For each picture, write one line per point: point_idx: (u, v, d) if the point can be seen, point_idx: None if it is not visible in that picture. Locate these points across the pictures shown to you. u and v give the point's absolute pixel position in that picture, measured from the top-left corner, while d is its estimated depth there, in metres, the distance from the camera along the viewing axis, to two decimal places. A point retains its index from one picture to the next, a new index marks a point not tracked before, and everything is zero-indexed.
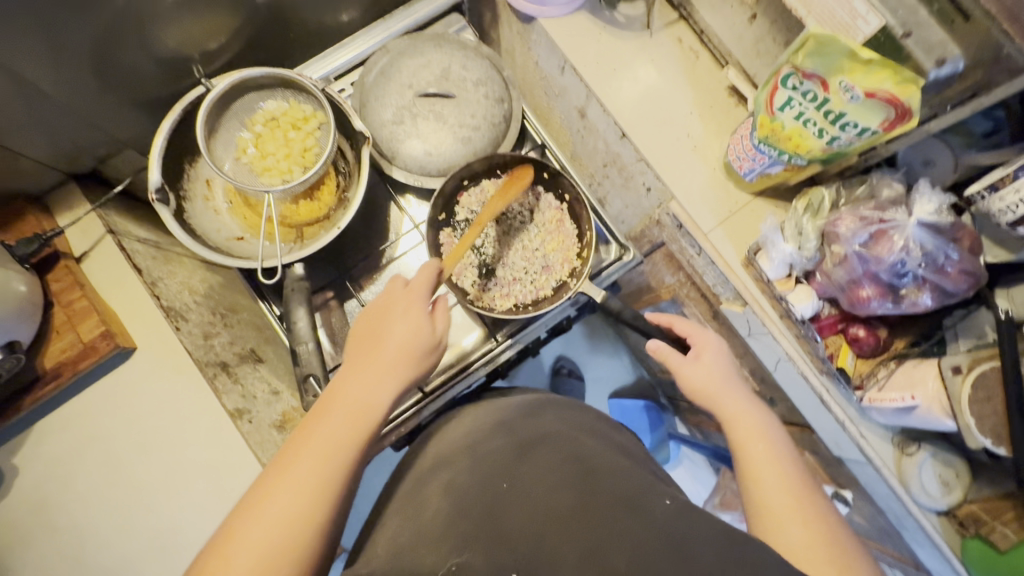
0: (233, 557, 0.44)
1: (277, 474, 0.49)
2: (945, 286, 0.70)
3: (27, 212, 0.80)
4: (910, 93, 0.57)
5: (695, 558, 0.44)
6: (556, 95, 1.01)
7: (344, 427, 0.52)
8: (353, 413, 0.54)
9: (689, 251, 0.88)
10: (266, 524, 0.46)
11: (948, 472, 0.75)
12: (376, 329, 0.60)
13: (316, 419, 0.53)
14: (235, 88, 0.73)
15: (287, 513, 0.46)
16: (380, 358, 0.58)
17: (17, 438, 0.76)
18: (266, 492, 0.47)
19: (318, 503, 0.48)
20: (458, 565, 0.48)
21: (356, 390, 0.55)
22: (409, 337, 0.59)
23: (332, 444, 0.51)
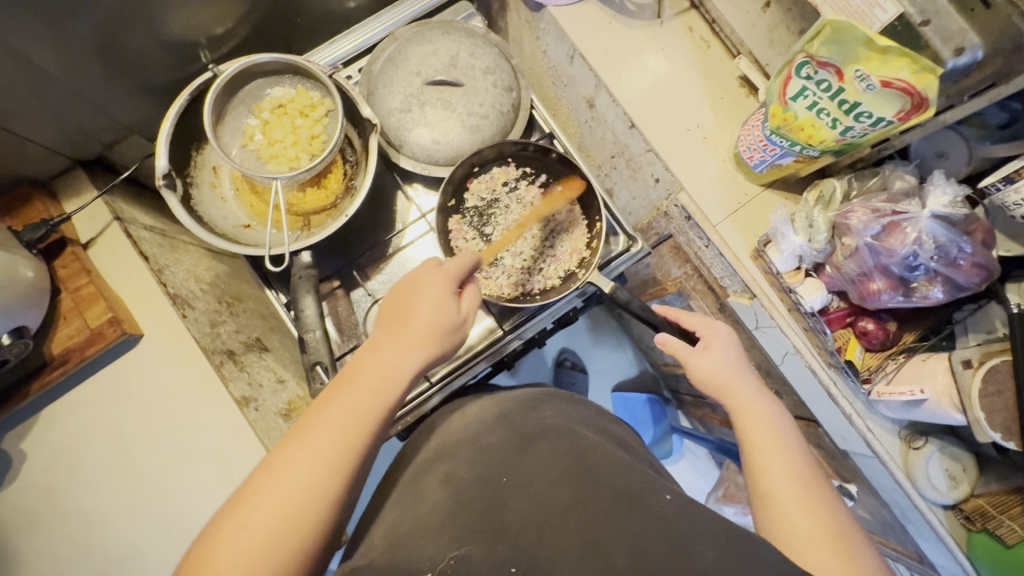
0: (244, 527, 0.45)
1: (292, 447, 0.49)
2: (956, 279, 0.69)
3: (34, 198, 0.79)
4: (928, 83, 0.55)
5: (694, 553, 0.45)
6: (564, 85, 1.00)
7: (363, 405, 0.52)
8: (372, 391, 0.53)
9: (698, 243, 0.88)
10: (277, 497, 0.46)
11: (955, 466, 0.75)
12: (407, 306, 0.59)
13: (337, 394, 0.52)
14: (243, 74, 0.73)
15: (300, 488, 0.47)
16: (407, 338, 0.56)
17: (25, 423, 0.76)
18: (280, 465, 0.48)
19: (330, 481, 0.48)
20: (455, 560, 0.48)
21: (379, 368, 0.54)
22: (438, 320, 0.58)
23: (350, 422, 0.50)
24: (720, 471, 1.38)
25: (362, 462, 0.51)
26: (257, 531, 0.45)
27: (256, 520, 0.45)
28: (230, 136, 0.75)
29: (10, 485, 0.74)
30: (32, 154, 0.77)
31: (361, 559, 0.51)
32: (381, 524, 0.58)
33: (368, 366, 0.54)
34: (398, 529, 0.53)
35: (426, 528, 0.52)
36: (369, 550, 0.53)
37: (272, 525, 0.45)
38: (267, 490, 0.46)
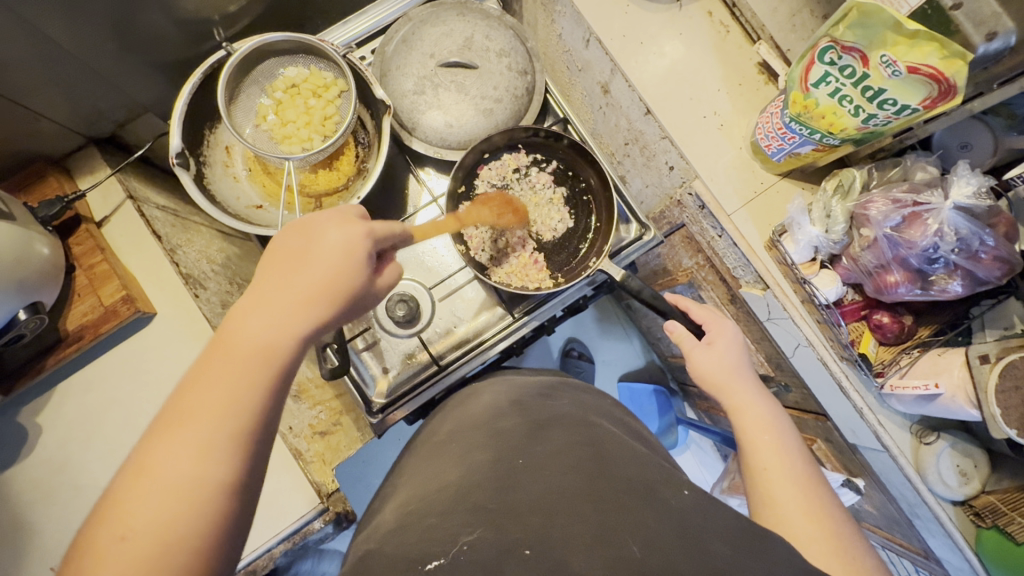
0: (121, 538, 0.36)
1: (166, 434, 0.39)
2: (977, 273, 0.68)
3: (48, 174, 0.79)
4: (957, 69, 0.54)
5: (710, 551, 0.44)
6: (578, 70, 0.98)
7: (247, 373, 0.42)
8: (261, 355, 0.43)
9: (711, 232, 0.87)
10: (157, 496, 0.37)
11: (967, 462, 0.74)
12: (301, 254, 0.48)
13: (212, 364, 0.42)
14: (257, 53, 0.72)
15: (183, 479, 0.38)
16: (302, 290, 0.46)
17: (39, 398, 0.77)
18: (153, 456, 0.38)
19: (223, 466, 0.39)
20: (469, 544, 0.45)
21: (264, 327, 0.44)
22: (341, 266, 0.48)
23: (233, 394, 0.41)
24: (727, 463, 1.36)
25: (260, 439, 0.42)
26: (136, 541, 0.36)
27: (131, 528, 0.36)
28: (242, 115, 0.74)
29: (24, 459, 0.75)
30: (48, 131, 0.77)
31: (371, 544, 0.50)
32: (391, 505, 0.58)
33: (248, 326, 0.43)
34: (409, 510, 0.53)
35: (437, 507, 0.51)
36: (376, 532, 0.53)
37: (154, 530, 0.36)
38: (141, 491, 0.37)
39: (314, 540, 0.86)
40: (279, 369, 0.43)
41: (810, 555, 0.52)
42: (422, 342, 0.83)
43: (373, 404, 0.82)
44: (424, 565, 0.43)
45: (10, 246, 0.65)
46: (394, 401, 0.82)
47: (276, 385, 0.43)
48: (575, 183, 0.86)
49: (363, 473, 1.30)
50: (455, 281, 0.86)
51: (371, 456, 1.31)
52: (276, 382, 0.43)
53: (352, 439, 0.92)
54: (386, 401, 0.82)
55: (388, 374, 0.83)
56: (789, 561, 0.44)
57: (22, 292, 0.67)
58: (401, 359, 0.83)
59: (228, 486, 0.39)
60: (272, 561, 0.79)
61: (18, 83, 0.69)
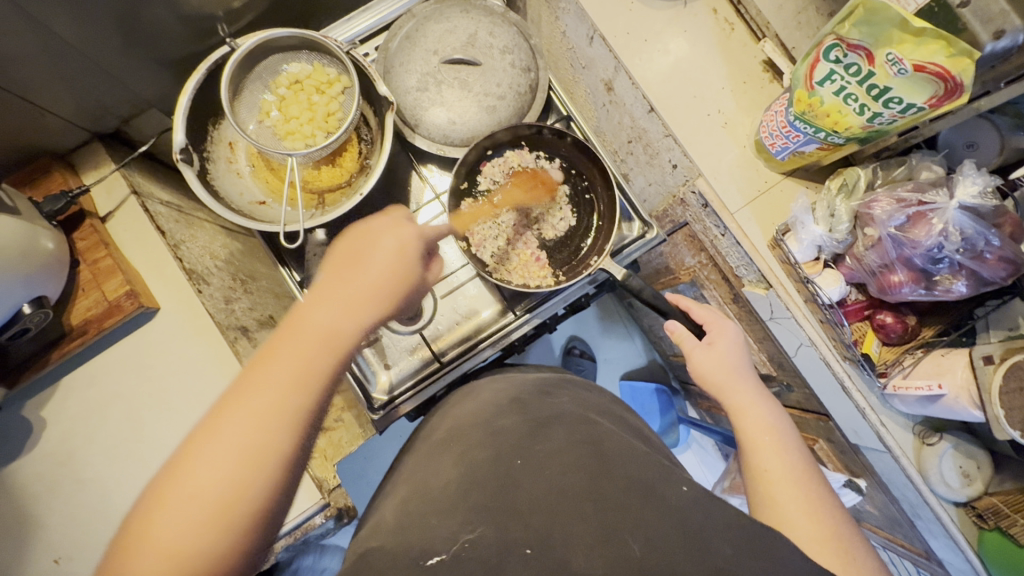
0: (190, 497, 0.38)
1: (227, 414, 0.41)
2: (981, 274, 0.67)
3: (53, 169, 0.79)
4: (964, 67, 0.53)
5: (712, 549, 0.45)
6: (582, 68, 0.97)
7: (312, 354, 0.44)
8: (325, 338, 0.45)
9: (714, 231, 0.86)
10: (216, 469, 0.39)
11: (969, 463, 0.74)
12: (362, 255, 0.50)
13: (282, 344, 0.44)
14: (260, 49, 0.72)
15: (241, 457, 0.40)
16: (362, 290, 0.49)
17: (43, 392, 0.78)
18: (217, 430, 0.40)
19: (280, 446, 0.41)
20: (470, 542, 0.47)
21: (330, 312, 0.47)
22: (398, 270, 0.51)
23: (291, 380, 0.43)
24: (728, 463, 1.36)
25: (314, 425, 0.44)
26: (194, 511, 0.38)
27: (196, 494, 0.38)
28: (246, 111, 0.74)
29: (28, 451, 0.76)
30: (53, 126, 0.78)
31: (373, 541, 0.50)
32: (393, 501, 0.58)
33: (311, 317, 0.46)
34: (410, 507, 0.54)
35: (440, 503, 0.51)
36: (379, 529, 0.53)
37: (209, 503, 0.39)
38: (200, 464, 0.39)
39: (315, 535, 0.86)
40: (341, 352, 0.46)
41: (811, 553, 0.52)
42: (423, 338, 0.83)
43: (374, 400, 0.82)
44: (426, 560, 0.45)
45: (14, 241, 0.65)
46: (396, 397, 0.82)
47: (333, 376, 0.45)
48: (577, 182, 0.86)
49: (365, 469, 1.30)
50: (457, 278, 0.86)
51: (372, 453, 1.31)
52: (332, 373, 0.45)
53: (354, 436, 0.92)
54: (387, 398, 0.82)
55: (389, 370, 0.83)
56: (790, 560, 0.44)
57: (27, 287, 0.67)
58: (402, 355, 0.84)
59: (281, 466, 0.41)
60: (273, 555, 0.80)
61: (23, 78, 0.69)
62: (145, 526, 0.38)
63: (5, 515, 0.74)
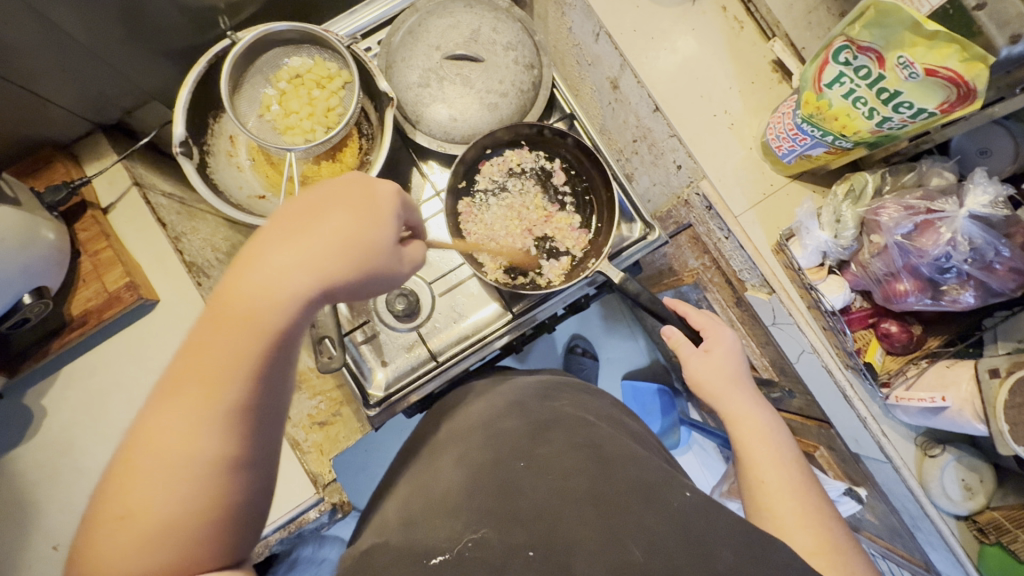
0: (125, 509, 0.36)
1: (154, 417, 0.38)
2: (990, 284, 0.66)
3: (56, 160, 0.80)
4: (977, 72, 0.51)
5: (714, 554, 0.44)
6: (588, 66, 0.95)
7: (242, 338, 0.40)
8: (256, 320, 0.40)
9: (718, 234, 0.85)
10: (151, 479, 0.37)
11: (972, 476, 0.73)
12: (315, 220, 0.44)
13: (209, 331, 0.40)
14: (261, 42, 0.72)
15: (172, 463, 0.37)
16: (310, 258, 0.42)
17: (45, 380, 0.78)
18: (146, 432, 0.38)
19: (213, 446, 0.38)
20: (474, 542, 0.47)
21: (260, 287, 0.41)
22: (353, 234, 0.44)
23: (220, 370, 0.39)
24: (727, 467, 1.34)
25: (255, 416, 0.41)
26: (125, 532, 0.36)
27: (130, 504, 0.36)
28: (247, 105, 0.74)
29: (30, 439, 0.77)
30: (55, 117, 0.78)
31: (377, 538, 0.51)
32: (394, 501, 0.58)
33: (244, 291, 0.40)
34: (410, 510, 0.54)
35: (442, 507, 0.52)
36: (380, 529, 0.53)
37: (138, 520, 0.36)
38: (129, 478, 0.37)
39: (309, 529, 0.87)
40: (277, 332, 0.41)
41: (808, 554, 0.51)
42: (420, 336, 0.83)
43: (370, 397, 0.82)
44: (429, 558, 0.46)
45: (14, 231, 0.65)
46: (391, 395, 0.82)
47: (269, 360, 0.41)
48: (577, 183, 0.85)
49: (366, 462, 1.31)
50: (456, 276, 0.85)
51: (372, 447, 1.32)
52: (269, 359, 0.41)
53: (352, 429, 0.91)
54: (383, 395, 0.82)
55: (386, 367, 0.83)
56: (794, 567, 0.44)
57: (27, 277, 0.68)
58: (399, 353, 0.83)
59: (216, 470, 0.39)
60: (268, 548, 0.80)
61: (24, 68, 0.69)
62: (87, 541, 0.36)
63: (8, 502, 0.75)
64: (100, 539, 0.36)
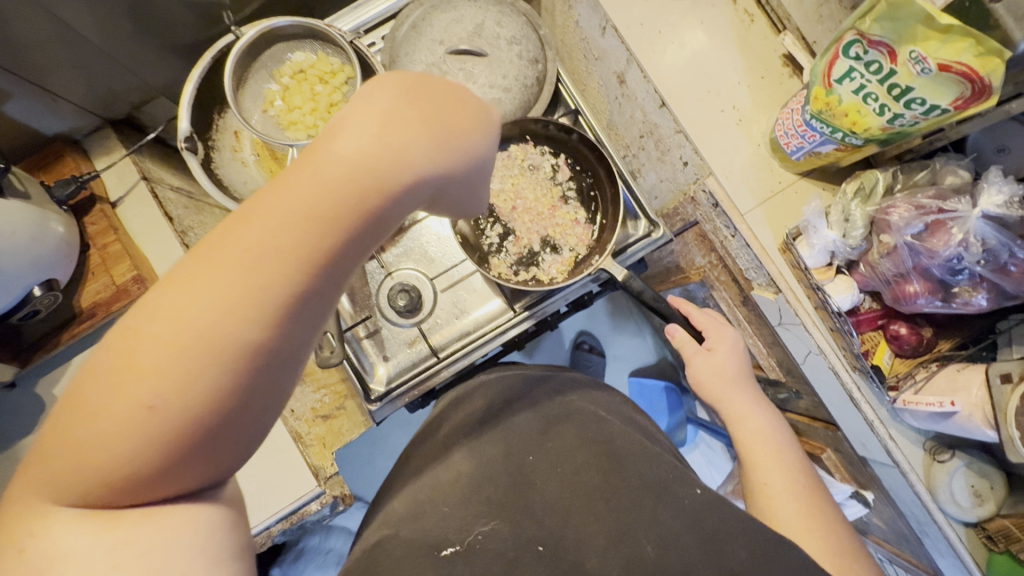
0: (143, 371, 0.31)
1: (190, 277, 0.32)
2: (1004, 287, 0.64)
3: (66, 154, 0.81)
4: (993, 67, 0.49)
5: (729, 552, 0.44)
6: (594, 60, 0.90)
7: (318, 218, 0.33)
8: (332, 199, 0.33)
9: (724, 233, 0.81)
10: (171, 355, 0.31)
11: (982, 482, 0.71)
12: (438, 111, 0.37)
13: (284, 198, 0.33)
14: (265, 37, 0.72)
15: (196, 347, 0.31)
16: (426, 153, 0.36)
17: (59, 369, 0.80)
18: (178, 290, 0.32)
19: (251, 338, 0.32)
20: (485, 535, 0.48)
21: (346, 163, 0.34)
22: (463, 147, 0.39)
23: (271, 266, 0.32)
24: (734, 467, 1.32)
25: (296, 336, 0.34)
26: (127, 440, 0.31)
27: (147, 365, 0.31)
28: (250, 101, 0.74)
29: (42, 427, 0.79)
30: (65, 112, 0.79)
31: (385, 530, 0.50)
32: (398, 493, 0.58)
33: (332, 162, 0.34)
34: (417, 496, 0.55)
35: (450, 499, 0.53)
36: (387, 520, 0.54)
37: (142, 427, 0.31)
38: (133, 377, 0.31)
39: (312, 521, 0.87)
40: (352, 228, 0.34)
41: (813, 553, 0.51)
42: (421, 332, 0.84)
43: (371, 391, 0.82)
44: (441, 550, 0.47)
45: (25, 224, 0.66)
46: (392, 389, 0.82)
47: (327, 272, 0.34)
48: (582, 178, 0.85)
49: (371, 455, 1.33)
50: (458, 272, 0.85)
51: (376, 440, 1.33)
52: (332, 267, 0.34)
53: (356, 423, 0.90)
54: (384, 389, 0.82)
55: (388, 362, 0.83)
56: (805, 567, 0.44)
57: (38, 269, 0.69)
58: (401, 348, 0.84)
59: (238, 394, 0.33)
60: (271, 538, 0.81)
61: (35, 64, 0.70)
62: (91, 392, 0.31)
63: None
64: (90, 435, 0.31)
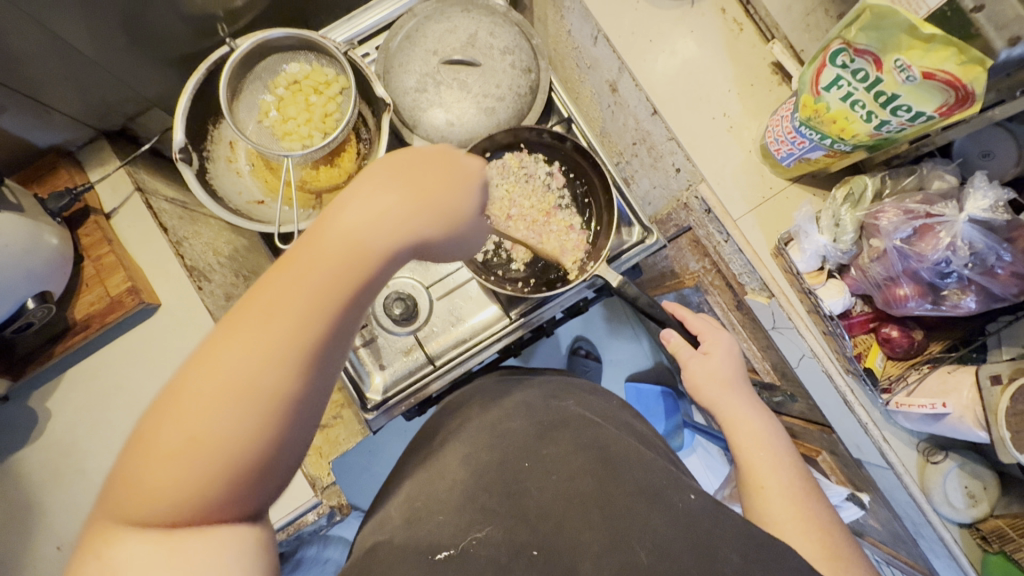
0: (187, 421, 0.35)
1: (227, 335, 0.37)
2: (992, 289, 0.65)
3: (59, 167, 0.81)
4: (975, 75, 0.51)
5: (720, 557, 0.44)
6: (587, 68, 0.94)
7: (334, 275, 0.39)
8: (345, 257, 0.39)
9: (717, 237, 0.84)
10: (215, 404, 0.35)
11: (975, 484, 0.71)
12: (441, 173, 0.46)
13: (302, 261, 0.39)
14: (260, 49, 0.73)
15: (237, 396, 0.36)
16: (420, 215, 0.43)
17: (51, 382, 0.80)
18: (215, 350, 0.36)
19: (280, 382, 0.37)
20: (478, 539, 0.48)
21: (355, 226, 0.40)
22: (451, 205, 0.45)
23: (312, 313, 0.38)
24: (731, 470, 1.33)
25: (330, 374, 0.39)
26: (175, 483, 0.35)
27: (192, 414, 0.35)
28: (245, 111, 0.74)
29: (35, 441, 0.78)
30: (59, 125, 0.79)
31: (381, 534, 0.51)
32: (396, 498, 0.58)
33: (340, 226, 0.40)
34: (414, 503, 0.55)
35: (446, 503, 0.53)
36: (384, 523, 0.53)
37: (189, 465, 0.35)
38: (183, 421, 0.35)
39: (309, 531, 0.87)
40: (363, 277, 0.40)
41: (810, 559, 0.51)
42: (417, 340, 0.84)
43: (367, 401, 0.82)
44: (435, 554, 0.47)
45: (17, 236, 0.66)
46: (389, 399, 0.82)
47: (344, 316, 0.39)
48: (576, 186, 0.86)
49: (369, 462, 1.32)
50: (454, 280, 0.86)
51: (373, 448, 1.33)
52: (347, 314, 0.39)
53: (353, 432, 0.90)
54: (380, 398, 0.82)
55: (383, 370, 0.83)
56: (794, 569, 0.44)
57: (31, 282, 0.69)
58: (396, 357, 0.84)
59: (272, 433, 0.37)
60: None
61: (28, 77, 0.70)
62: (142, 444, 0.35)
63: (14, 503, 0.76)
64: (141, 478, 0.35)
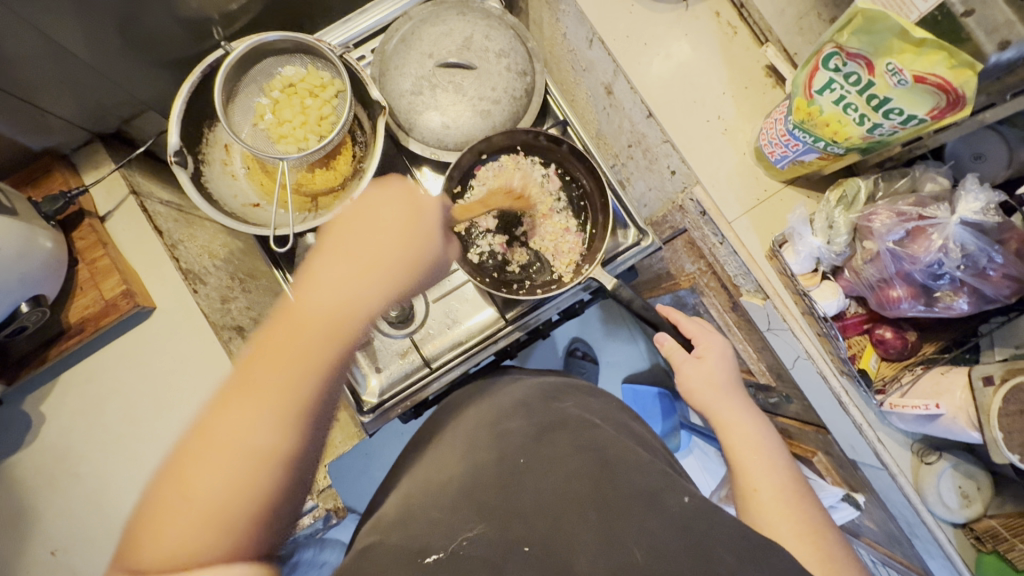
0: (197, 475, 0.41)
1: (229, 398, 0.45)
2: (984, 291, 0.66)
3: (54, 169, 0.81)
4: (966, 79, 0.51)
5: (715, 559, 0.44)
6: (583, 71, 0.95)
7: (318, 337, 0.48)
8: (326, 321, 0.49)
9: (712, 239, 0.84)
10: (221, 456, 0.42)
11: (969, 484, 0.72)
12: (399, 239, 0.56)
13: (290, 328, 0.48)
14: (255, 52, 0.73)
15: (240, 449, 0.43)
16: (383, 277, 0.54)
17: (44, 386, 0.79)
18: (219, 411, 0.44)
19: (277, 434, 0.44)
20: (469, 540, 0.47)
21: (329, 297, 0.50)
22: (407, 265, 0.56)
23: (302, 371, 0.47)
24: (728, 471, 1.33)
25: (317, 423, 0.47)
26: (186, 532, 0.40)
27: (202, 468, 0.42)
28: (241, 114, 0.75)
29: (29, 446, 0.78)
30: (54, 128, 0.79)
31: (377, 534, 0.51)
32: (392, 501, 0.58)
33: (318, 298, 0.50)
34: (409, 503, 0.55)
35: (441, 502, 0.53)
36: (378, 524, 0.53)
37: (200, 513, 0.41)
38: (193, 476, 0.41)
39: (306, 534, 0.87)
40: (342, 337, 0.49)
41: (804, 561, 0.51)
42: (414, 342, 0.84)
43: (364, 403, 0.82)
44: (424, 557, 0.45)
45: (11, 239, 0.66)
46: (385, 401, 0.82)
47: (326, 371, 0.48)
48: (571, 189, 0.86)
49: (366, 465, 1.32)
50: (450, 282, 0.86)
51: (370, 451, 1.32)
52: (329, 369, 0.48)
53: (349, 435, 0.90)
54: (377, 401, 0.82)
55: (380, 373, 0.83)
56: (789, 570, 0.44)
57: (24, 286, 0.69)
58: (392, 359, 0.84)
59: (271, 478, 0.44)
60: None
61: (22, 80, 0.70)
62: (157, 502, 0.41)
63: (7, 507, 0.76)
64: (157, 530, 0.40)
